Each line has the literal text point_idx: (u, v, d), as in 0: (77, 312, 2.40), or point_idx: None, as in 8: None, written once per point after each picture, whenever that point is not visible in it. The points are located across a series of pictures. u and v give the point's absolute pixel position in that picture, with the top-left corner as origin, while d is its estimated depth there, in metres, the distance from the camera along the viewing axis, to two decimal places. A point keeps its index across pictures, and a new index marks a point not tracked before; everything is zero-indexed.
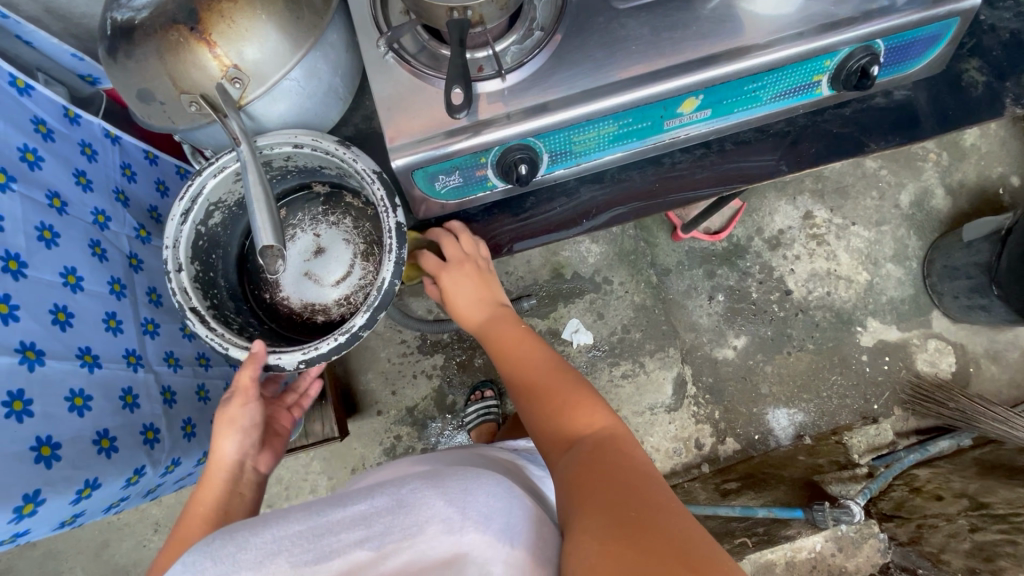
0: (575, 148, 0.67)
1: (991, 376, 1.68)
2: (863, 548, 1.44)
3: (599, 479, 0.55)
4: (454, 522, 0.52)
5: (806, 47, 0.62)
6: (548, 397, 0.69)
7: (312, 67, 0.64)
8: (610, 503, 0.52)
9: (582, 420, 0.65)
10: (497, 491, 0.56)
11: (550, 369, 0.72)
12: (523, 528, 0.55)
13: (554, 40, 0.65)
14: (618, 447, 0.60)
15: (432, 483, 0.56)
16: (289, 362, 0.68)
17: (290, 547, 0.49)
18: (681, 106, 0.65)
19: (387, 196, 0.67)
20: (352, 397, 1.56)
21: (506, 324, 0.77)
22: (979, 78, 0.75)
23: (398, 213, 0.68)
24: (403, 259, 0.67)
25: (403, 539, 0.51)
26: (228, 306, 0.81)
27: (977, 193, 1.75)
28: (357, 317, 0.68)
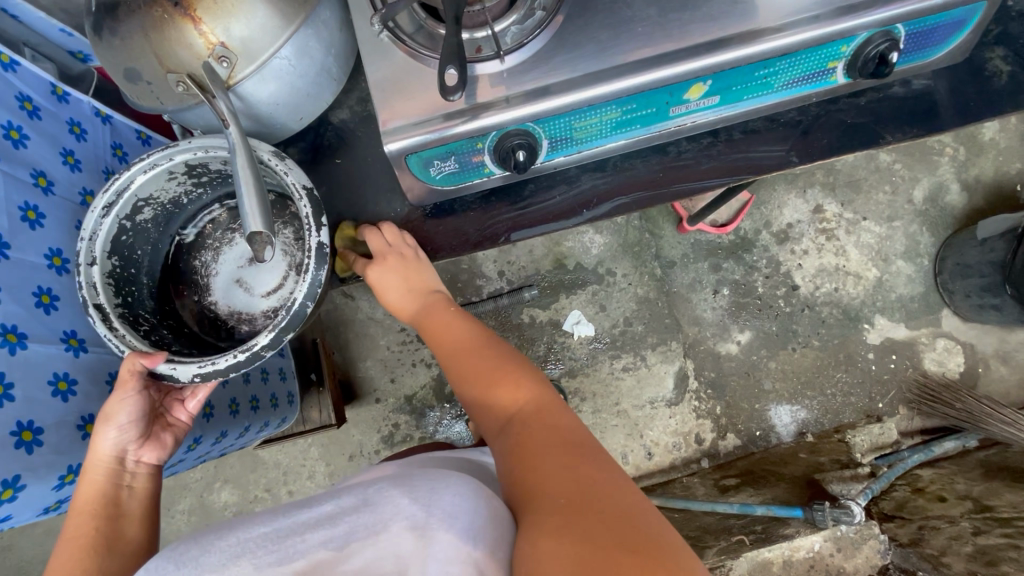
0: (577, 134, 0.65)
1: (1000, 377, 1.65)
2: (862, 549, 1.39)
3: (536, 455, 0.57)
4: (417, 519, 0.50)
5: (822, 31, 0.59)
6: (482, 381, 0.68)
7: (303, 46, 0.61)
8: (549, 480, 0.54)
9: (513, 395, 0.65)
10: (464, 492, 0.54)
11: (476, 346, 0.72)
12: (487, 528, 0.51)
13: (555, 21, 0.62)
14: (550, 415, 0.62)
15: (401, 486, 0.56)
16: (183, 373, 0.66)
17: (253, 550, 0.50)
18: (688, 92, 0.62)
19: (312, 216, 0.66)
20: (351, 384, 1.56)
21: (438, 312, 0.77)
22: (1003, 67, 0.72)
23: (321, 232, 0.67)
24: (319, 280, 0.66)
25: (366, 537, 0.50)
26: (150, 306, 0.79)
27: (994, 189, 1.70)
28: (261, 335, 0.66)
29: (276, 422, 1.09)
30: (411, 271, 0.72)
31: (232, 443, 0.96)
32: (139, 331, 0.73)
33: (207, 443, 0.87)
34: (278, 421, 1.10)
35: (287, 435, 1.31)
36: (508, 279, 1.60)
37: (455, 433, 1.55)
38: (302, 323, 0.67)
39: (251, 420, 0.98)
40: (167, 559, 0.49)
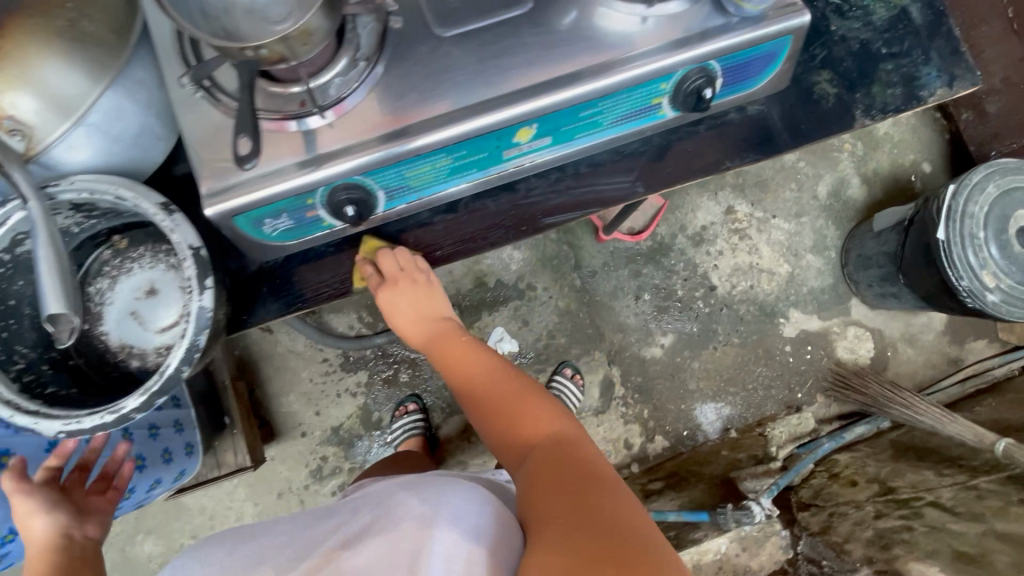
0: (411, 183, 0.65)
1: (908, 358, 1.75)
2: (765, 547, 1.43)
3: (559, 480, 0.64)
4: (425, 519, 0.63)
5: (635, 72, 0.61)
6: (501, 413, 0.75)
7: (112, 110, 0.60)
8: (567, 497, 0.62)
9: (537, 432, 0.72)
10: (469, 496, 0.69)
11: (493, 378, 0.79)
12: (491, 524, 0.65)
13: (376, 71, 0.62)
14: (573, 450, 0.69)
15: (411, 492, 0.71)
16: (46, 428, 0.64)
17: (271, 556, 0.68)
18: (516, 136, 0.63)
19: (194, 278, 0.59)
20: (274, 421, 1.52)
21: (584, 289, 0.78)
22: (830, 90, 0.75)
23: (204, 295, 0.60)
24: (196, 345, 0.60)
25: (379, 536, 0.64)
26: (29, 337, 0.72)
27: (891, 181, 1.80)
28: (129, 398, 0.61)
29: (172, 478, 1.02)
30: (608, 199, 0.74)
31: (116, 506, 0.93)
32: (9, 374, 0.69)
33: None
34: (176, 476, 1.03)
35: (201, 483, 1.27)
36: None
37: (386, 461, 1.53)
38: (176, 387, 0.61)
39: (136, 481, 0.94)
40: (200, 558, 0.70)
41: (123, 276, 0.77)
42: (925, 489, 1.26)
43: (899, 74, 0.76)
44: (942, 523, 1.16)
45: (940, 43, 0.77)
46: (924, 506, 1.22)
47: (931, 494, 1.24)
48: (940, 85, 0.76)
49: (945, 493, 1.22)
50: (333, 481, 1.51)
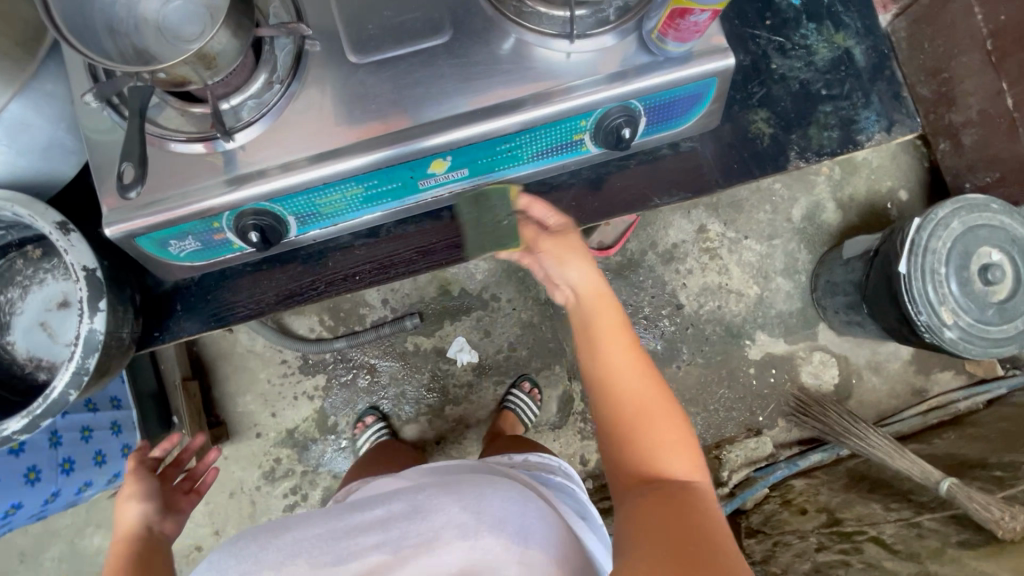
0: (323, 210, 0.64)
1: (872, 387, 1.75)
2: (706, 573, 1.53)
3: (674, 519, 0.53)
4: (469, 527, 0.61)
5: (551, 108, 0.60)
6: (636, 422, 0.61)
7: (14, 123, 0.59)
8: (672, 541, 0.50)
9: (669, 461, 0.59)
10: (510, 497, 0.67)
11: (653, 389, 0.63)
12: (539, 527, 0.64)
13: (290, 94, 0.60)
14: (704, 507, 0.54)
15: (448, 493, 0.67)
16: None
17: (307, 550, 0.64)
18: (431, 167, 0.62)
19: (84, 302, 0.59)
20: (229, 420, 1.52)
21: (599, 328, 0.64)
22: (766, 129, 0.74)
23: (95, 319, 0.60)
24: (84, 368, 0.60)
25: (419, 546, 0.62)
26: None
27: (866, 207, 1.78)
28: (13, 420, 0.61)
29: (102, 481, 1.01)
30: (565, 243, 0.65)
31: (39, 509, 0.92)
32: None
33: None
34: (107, 479, 1.02)
35: None
36: (392, 307, 1.57)
37: (340, 466, 1.52)
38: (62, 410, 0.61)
39: (62, 485, 0.92)
40: (229, 555, 0.65)
41: (35, 286, 0.77)
42: (868, 523, 1.27)
43: (837, 116, 0.75)
44: (878, 561, 1.14)
45: (881, 86, 0.76)
46: (865, 541, 1.21)
47: (874, 529, 1.24)
48: (878, 129, 0.75)
49: (887, 530, 1.23)
50: (286, 483, 1.51)
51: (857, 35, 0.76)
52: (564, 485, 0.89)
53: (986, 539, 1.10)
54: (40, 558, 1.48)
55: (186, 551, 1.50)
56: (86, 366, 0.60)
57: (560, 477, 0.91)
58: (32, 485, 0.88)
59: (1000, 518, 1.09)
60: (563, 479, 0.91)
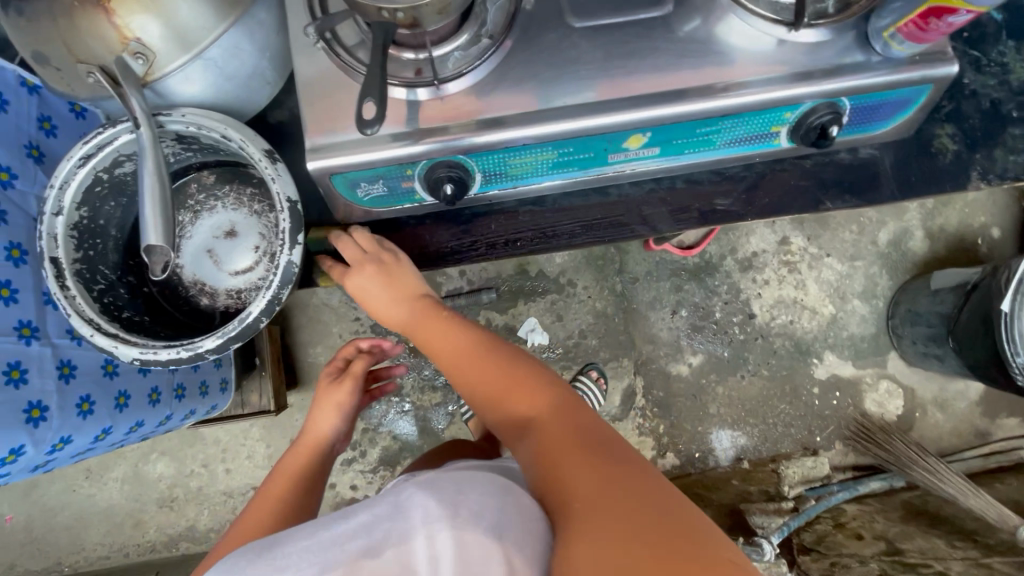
0: (511, 170, 0.64)
1: (935, 423, 1.72)
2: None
3: (608, 493, 0.52)
4: (446, 519, 0.52)
5: (766, 96, 0.59)
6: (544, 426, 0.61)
7: (233, 47, 0.59)
8: (588, 482, 0.53)
9: (529, 407, 0.64)
10: (490, 492, 0.58)
11: (482, 349, 0.70)
12: (520, 524, 0.54)
13: (502, 50, 0.60)
14: (588, 426, 0.60)
15: (425, 492, 0.57)
16: (124, 354, 0.65)
17: (297, 564, 0.52)
18: (627, 141, 0.61)
19: (287, 233, 0.61)
20: (298, 369, 1.54)
21: (436, 323, 0.71)
22: (949, 145, 0.72)
23: (294, 251, 0.62)
24: (278, 299, 0.62)
25: (398, 542, 0.50)
26: (109, 260, 0.74)
27: (956, 240, 1.74)
28: (207, 339, 0.65)
29: (203, 411, 1.02)
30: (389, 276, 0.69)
31: (151, 431, 0.91)
32: (93, 293, 0.69)
33: (120, 433, 0.83)
34: (206, 409, 1.03)
35: (223, 417, 1.30)
36: (468, 279, 1.57)
37: (400, 428, 1.54)
38: (252, 336, 0.64)
39: (174, 409, 0.92)
40: None
41: (205, 213, 0.80)
42: (934, 558, 1.25)
43: None
44: None
45: None
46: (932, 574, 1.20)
47: (941, 564, 1.22)
48: None
49: (955, 566, 1.21)
50: None
51: None
52: None
53: None
54: (104, 477, 1.53)
55: (242, 490, 1.53)
56: (282, 298, 0.62)
57: None
58: (152, 406, 0.87)
59: None
60: None
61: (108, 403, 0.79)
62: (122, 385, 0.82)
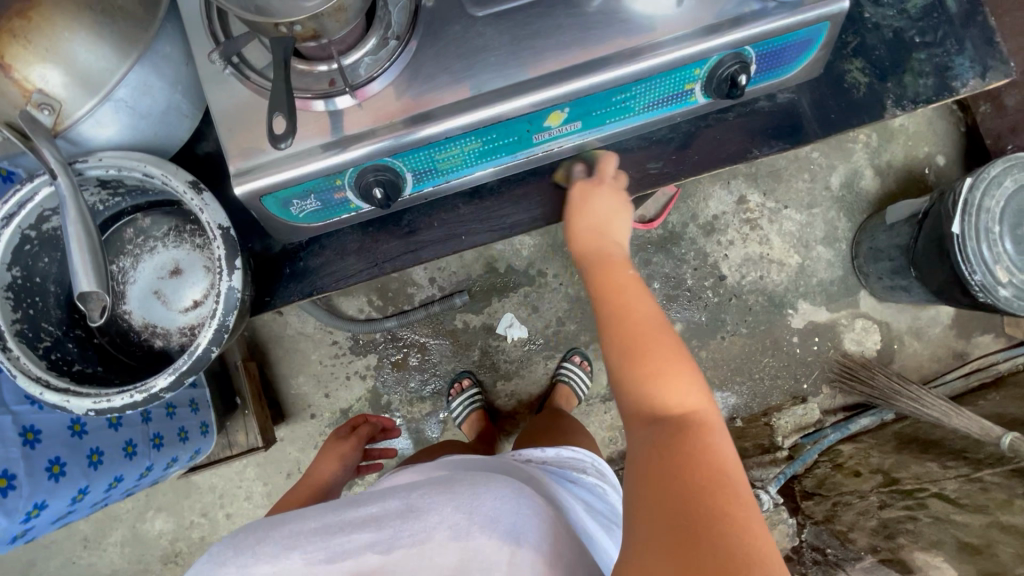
0: (441, 166, 0.64)
1: (914, 352, 1.76)
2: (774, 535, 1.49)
3: (679, 475, 0.48)
4: (459, 528, 0.60)
5: (672, 56, 0.60)
6: (641, 357, 0.58)
7: (141, 85, 0.61)
8: (686, 488, 0.46)
9: (672, 391, 0.55)
10: (505, 495, 0.64)
11: (640, 325, 0.60)
12: (530, 529, 0.61)
13: (409, 50, 0.60)
14: (712, 434, 0.51)
15: (443, 492, 0.65)
16: (77, 408, 0.65)
17: (304, 544, 0.62)
18: (547, 120, 0.63)
19: (223, 259, 0.62)
20: (283, 402, 1.53)
21: (615, 268, 0.66)
22: (862, 79, 0.74)
23: (233, 276, 0.63)
24: (226, 326, 0.64)
25: (412, 544, 0.61)
26: (53, 316, 0.74)
27: (905, 173, 1.79)
28: (159, 379, 0.65)
29: (187, 456, 1.01)
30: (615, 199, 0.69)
31: (134, 484, 0.92)
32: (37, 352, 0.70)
33: (99, 490, 0.83)
34: (190, 455, 1.03)
35: (213, 463, 1.27)
36: (439, 286, 1.58)
37: (394, 443, 1.54)
38: (206, 366, 0.65)
39: (155, 460, 0.92)
40: (229, 547, 0.62)
41: (146, 254, 0.80)
42: (929, 480, 1.27)
43: (932, 63, 0.75)
44: (946, 515, 1.16)
45: (975, 32, 0.75)
46: (928, 497, 1.22)
47: (935, 486, 1.25)
48: (973, 75, 0.75)
49: (949, 485, 1.24)
50: None
51: None
52: (591, 481, 0.89)
53: None
54: (103, 544, 1.50)
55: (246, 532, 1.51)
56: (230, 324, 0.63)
57: (592, 478, 0.89)
58: (130, 458, 0.87)
59: None
60: (595, 480, 0.89)
61: (81, 462, 0.80)
62: (94, 442, 0.82)
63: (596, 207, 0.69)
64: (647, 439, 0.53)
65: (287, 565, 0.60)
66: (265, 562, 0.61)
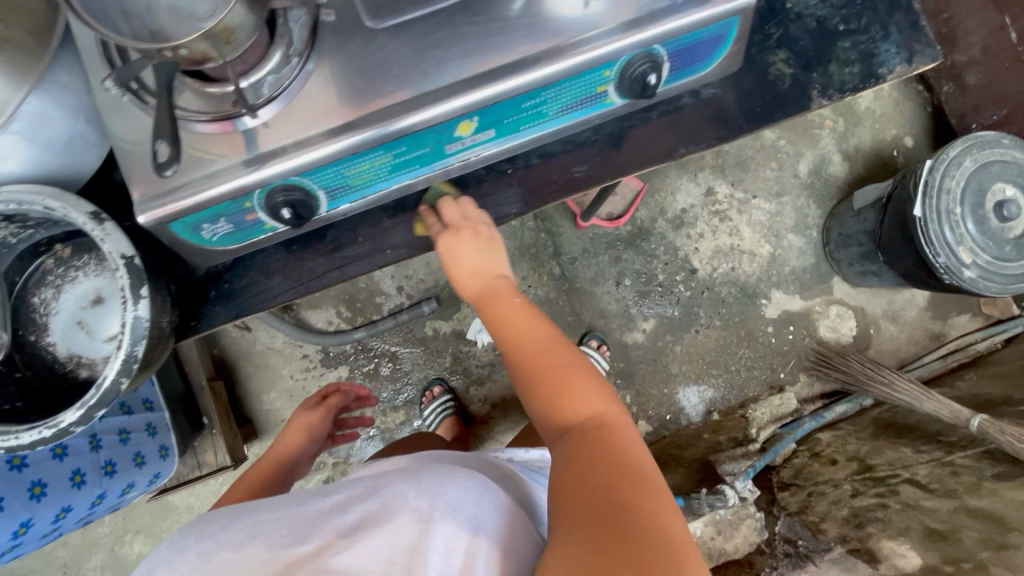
0: (353, 181, 0.63)
1: (891, 336, 1.75)
2: (739, 530, 1.52)
3: (593, 482, 0.51)
4: (423, 510, 0.58)
5: (577, 59, 0.60)
6: (545, 378, 0.60)
7: (38, 114, 0.63)
8: (602, 494, 0.50)
9: (582, 404, 0.59)
10: (469, 485, 0.63)
11: (540, 346, 0.62)
12: (488, 522, 0.61)
13: (309, 67, 0.60)
14: (622, 440, 0.56)
15: (409, 480, 0.63)
16: None
17: (266, 532, 0.60)
18: (457, 130, 0.62)
19: (127, 288, 0.61)
20: (255, 418, 1.53)
21: (501, 301, 0.66)
22: (786, 70, 0.74)
23: (139, 306, 0.62)
24: (134, 356, 0.63)
25: (373, 525, 0.58)
26: None
27: (873, 157, 1.78)
28: (67, 414, 0.65)
29: (148, 482, 1.02)
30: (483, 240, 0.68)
31: (93, 509, 0.96)
32: None
33: (47, 520, 0.89)
34: (151, 481, 1.03)
35: (181, 484, 1.27)
36: (408, 294, 1.57)
37: (369, 454, 1.53)
38: (113, 399, 0.64)
39: (110, 487, 0.96)
40: (187, 536, 0.60)
41: (67, 285, 0.82)
42: (902, 466, 1.26)
43: (857, 51, 0.74)
44: (916, 501, 1.14)
45: (899, 17, 0.75)
46: (900, 483, 1.21)
47: (908, 472, 1.24)
48: (899, 61, 0.74)
49: (921, 471, 1.22)
50: (318, 476, 1.53)
51: None
52: None
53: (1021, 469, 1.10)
54: (82, 569, 1.50)
55: None
56: (138, 354, 0.62)
57: None
58: (77, 488, 0.91)
59: None
60: None
61: (21, 496, 0.85)
62: (35, 476, 0.87)
63: (464, 253, 0.67)
64: (564, 454, 0.56)
65: (249, 553, 0.57)
66: (226, 550, 0.58)
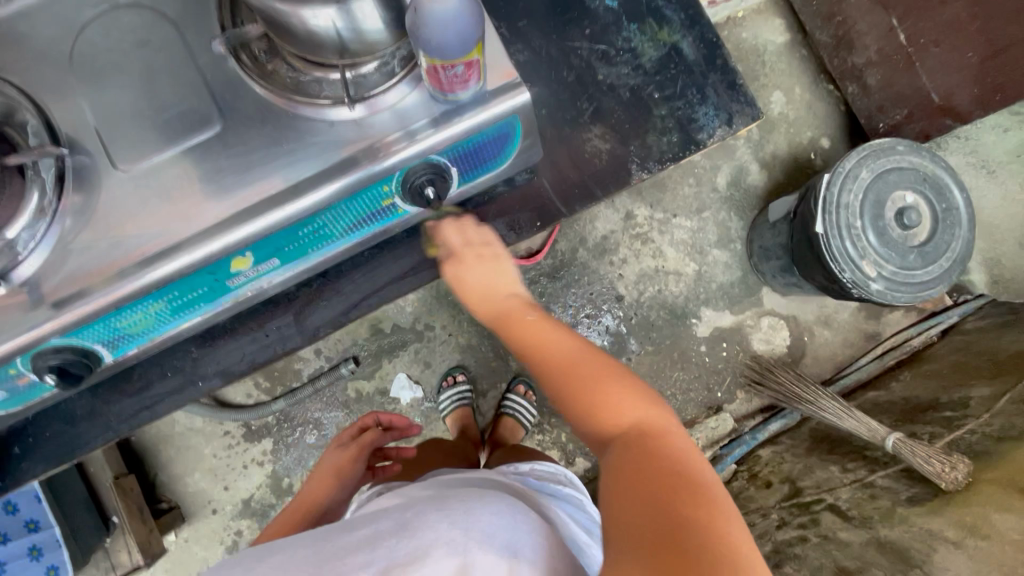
0: (131, 330, 0.61)
1: (825, 341, 1.72)
2: None
3: (645, 492, 0.50)
4: (458, 543, 0.55)
5: (343, 183, 0.57)
6: (574, 389, 0.59)
7: None
8: (655, 510, 0.49)
9: (608, 419, 0.58)
10: (499, 510, 0.61)
11: (579, 360, 0.61)
12: (523, 546, 0.58)
13: (56, 222, 0.56)
14: (670, 449, 0.54)
15: (438, 509, 0.60)
16: None
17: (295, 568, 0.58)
18: (233, 266, 0.59)
19: None
20: (181, 502, 1.49)
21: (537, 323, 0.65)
22: (602, 146, 0.71)
23: None
24: None
25: (409, 562, 0.54)
26: None
27: (791, 162, 1.75)
28: None
29: None
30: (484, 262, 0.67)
31: None
32: None
33: None
34: None
35: None
36: (326, 356, 1.53)
37: None
38: None
39: None
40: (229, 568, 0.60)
41: None
42: (827, 489, 1.24)
43: (674, 118, 0.72)
44: (833, 532, 1.15)
45: (716, 78, 0.72)
46: (822, 510, 1.21)
47: (832, 496, 1.23)
48: (718, 124, 0.72)
49: (844, 495, 1.21)
50: None
51: (682, 28, 0.74)
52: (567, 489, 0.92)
53: (933, 492, 1.09)
54: None
55: None
56: None
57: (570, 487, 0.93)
58: None
59: (942, 469, 1.07)
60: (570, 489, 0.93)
61: None
62: None
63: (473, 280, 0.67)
64: (608, 461, 0.55)
65: None
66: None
